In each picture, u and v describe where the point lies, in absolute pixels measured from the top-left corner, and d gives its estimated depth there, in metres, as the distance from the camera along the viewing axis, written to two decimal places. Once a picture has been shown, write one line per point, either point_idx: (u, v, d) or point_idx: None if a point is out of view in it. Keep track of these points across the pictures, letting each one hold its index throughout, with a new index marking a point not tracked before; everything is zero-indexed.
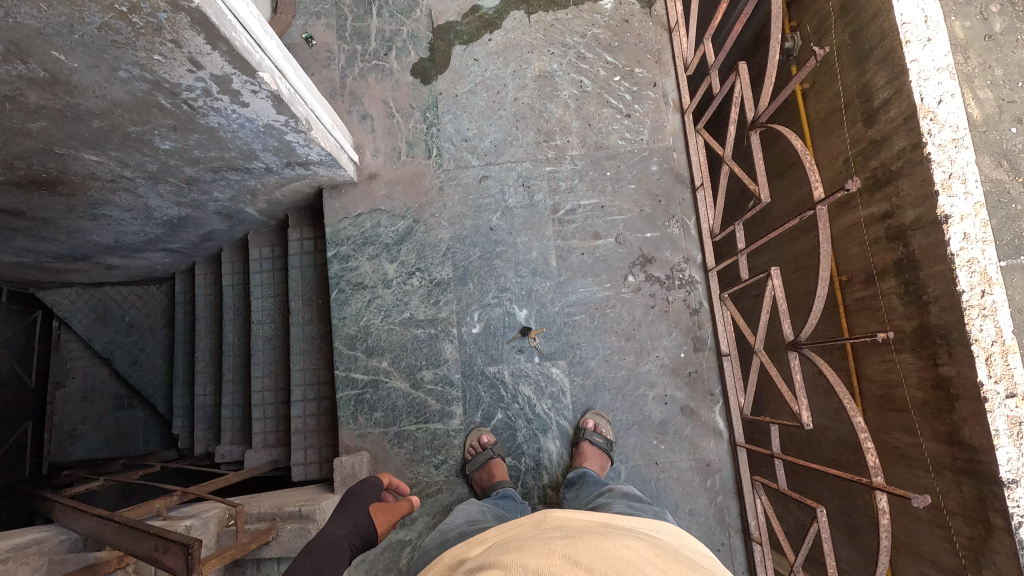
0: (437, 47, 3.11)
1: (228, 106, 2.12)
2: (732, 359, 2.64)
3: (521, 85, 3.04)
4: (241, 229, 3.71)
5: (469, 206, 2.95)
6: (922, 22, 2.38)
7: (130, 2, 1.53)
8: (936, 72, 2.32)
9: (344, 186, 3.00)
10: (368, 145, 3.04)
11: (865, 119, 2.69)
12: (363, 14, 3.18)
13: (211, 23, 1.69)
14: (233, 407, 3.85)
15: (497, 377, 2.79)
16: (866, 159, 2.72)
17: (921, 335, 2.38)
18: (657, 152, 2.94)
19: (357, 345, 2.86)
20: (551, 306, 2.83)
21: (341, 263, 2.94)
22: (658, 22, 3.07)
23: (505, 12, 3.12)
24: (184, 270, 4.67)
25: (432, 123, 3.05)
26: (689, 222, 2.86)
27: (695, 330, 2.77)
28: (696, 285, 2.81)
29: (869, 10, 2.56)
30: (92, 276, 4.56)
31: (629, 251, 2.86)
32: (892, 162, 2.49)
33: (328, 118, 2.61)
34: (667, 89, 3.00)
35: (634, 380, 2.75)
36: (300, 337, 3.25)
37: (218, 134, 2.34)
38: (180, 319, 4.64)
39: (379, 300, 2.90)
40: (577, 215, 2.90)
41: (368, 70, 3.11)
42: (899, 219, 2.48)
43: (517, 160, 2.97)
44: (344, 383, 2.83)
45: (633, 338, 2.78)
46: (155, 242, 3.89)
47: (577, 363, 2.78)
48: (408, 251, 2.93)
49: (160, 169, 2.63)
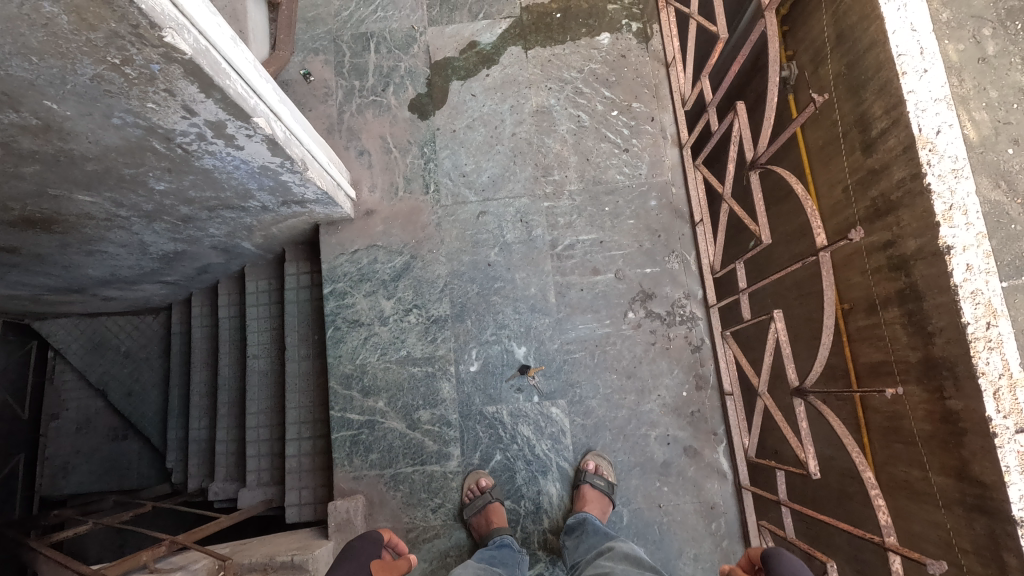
0: (435, 83, 3.12)
1: (222, 149, 2.09)
2: (736, 398, 2.59)
3: (518, 120, 3.04)
4: (238, 263, 3.69)
5: (467, 242, 2.92)
6: (917, 54, 2.37)
7: (123, 55, 1.51)
8: (933, 102, 2.32)
9: (341, 222, 2.98)
10: (365, 181, 3.03)
11: (864, 149, 2.69)
12: (361, 50, 3.19)
13: (203, 73, 1.67)
14: (228, 442, 3.79)
15: (495, 418, 2.73)
16: (866, 187, 2.71)
17: (927, 367, 2.34)
18: (656, 187, 2.92)
19: (353, 384, 2.81)
20: (550, 344, 2.79)
21: (337, 300, 2.91)
22: (655, 57, 3.08)
23: (502, 47, 3.13)
24: (182, 300, 4.62)
25: (429, 159, 3.04)
26: (689, 257, 2.83)
27: (697, 367, 2.72)
28: (698, 321, 2.77)
29: (864, 42, 2.59)
30: (88, 307, 4.51)
31: (629, 286, 2.82)
32: (892, 192, 2.49)
33: (325, 157, 2.59)
34: (665, 124, 2.99)
35: (635, 420, 2.69)
36: (295, 374, 3.20)
37: (213, 176, 2.32)
38: (177, 350, 4.58)
39: (375, 338, 2.86)
40: (576, 250, 2.87)
41: (365, 105, 3.11)
42: (900, 249, 2.46)
43: (515, 195, 2.95)
44: (340, 424, 2.77)
45: (634, 376, 2.73)
46: (150, 275, 3.87)
47: (577, 403, 2.72)
48: (405, 288, 2.89)
49: (155, 208, 2.62)
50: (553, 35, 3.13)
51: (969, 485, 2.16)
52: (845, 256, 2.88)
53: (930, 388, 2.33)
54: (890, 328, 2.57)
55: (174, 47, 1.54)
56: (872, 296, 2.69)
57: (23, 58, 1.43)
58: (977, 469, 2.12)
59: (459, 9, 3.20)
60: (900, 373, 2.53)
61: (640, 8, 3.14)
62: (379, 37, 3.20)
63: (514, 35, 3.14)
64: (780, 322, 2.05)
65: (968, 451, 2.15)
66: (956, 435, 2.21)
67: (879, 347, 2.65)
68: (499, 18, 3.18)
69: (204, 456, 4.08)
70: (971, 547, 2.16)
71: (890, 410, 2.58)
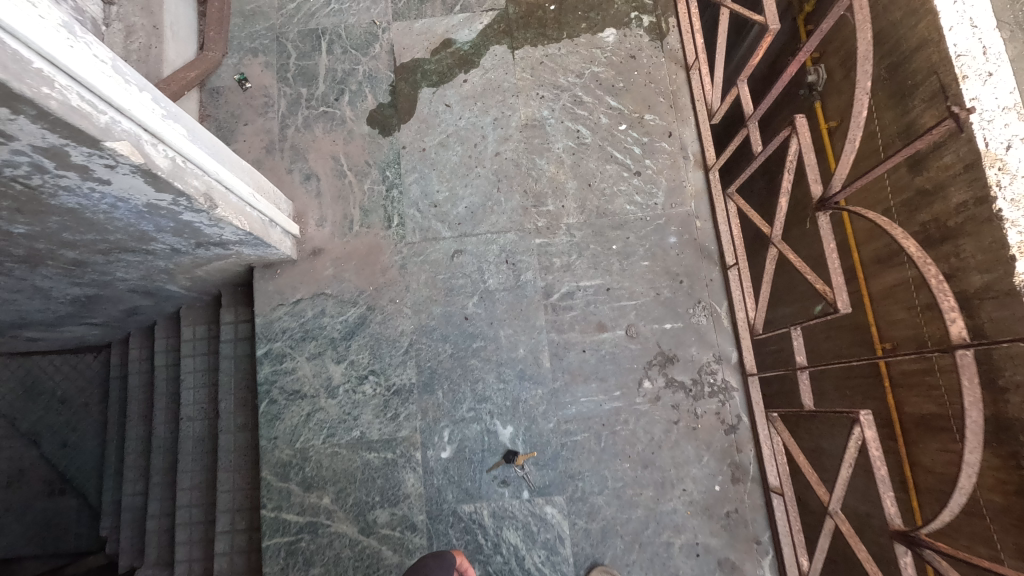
0: (400, 90, 2.52)
1: (81, 184, 1.47)
2: (785, 498, 1.99)
3: (503, 135, 2.45)
4: (169, 306, 3.07)
5: (439, 289, 2.31)
6: (980, 54, 1.95)
7: None
8: (1000, 112, 1.88)
9: (281, 264, 2.37)
10: (312, 212, 2.43)
11: (909, 165, 2.22)
12: (310, 50, 2.60)
13: None
14: (159, 519, 3.16)
15: (472, 521, 2.12)
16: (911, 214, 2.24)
17: (995, 430, 1.90)
18: (675, 220, 2.33)
19: (291, 476, 2.20)
20: (544, 422, 2.18)
21: (274, 365, 2.30)
22: (672, 58, 2.50)
23: (484, 47, 2.54)
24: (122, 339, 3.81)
25: (393, 184, 2.44)
26: (719, 309, 2.23)
27: (732, 454, 2.12)
28: (732, 393, 2.17)
29: (913, 42, 2.15)
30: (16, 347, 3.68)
31: (644, 347, 2.22)
32: (948, 218, 2.05)
33: (247, 188, 1.98)
34: (685, 140, 2.40)
35: (654, 524, 2.08)
36: (228, 449, 2.58)
37: (86, 215, 1.69)
38: (115, 398, 3.79)
39: (321, 414, 2.24)
40: (576, 300, 2.27)
41: (314, 118, 2.52)
42: (960, 285, 2.03)
43: (499, 230, 2.35)
44: (273, 527, 2.16)
45: (651, 465, 2.12)
46: (68, 319, 3.24)
47: (579, 501, 2.11)
48: (359, 349, 2.29)
49: (28, 254, 1.99)
50: (546, 32, 2.54)
51: None
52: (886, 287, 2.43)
53: (1002, 454, 1.88)
54: (945, 377, 2.13)
55: None
56: (920, 338, 2.25)
57: None
58: None
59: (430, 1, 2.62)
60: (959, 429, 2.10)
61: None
62: (332, 34, 2.61)
63: (498, 32, 2.55)
64: (866, 428, 1.50)
65: None
66: None
67: (931, 400, 2.20)
68: (479, 11, 2.59)
69: (135, 530, 3.44)
70: None
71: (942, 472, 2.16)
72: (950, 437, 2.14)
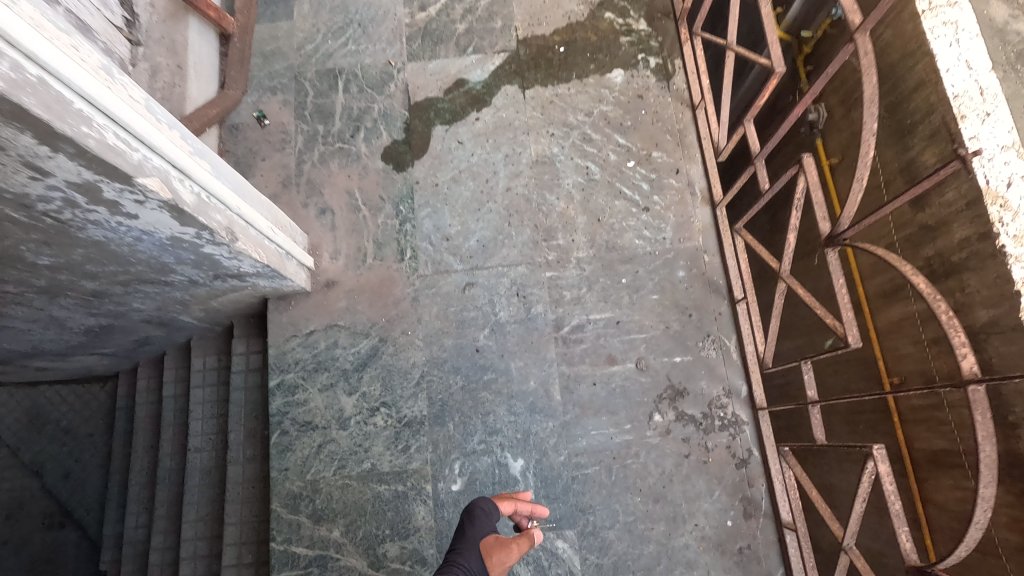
0: (414, 127, 2.60)
1: (109, 218, 1.54)
2: (798, 535, 1.96)
3: (514, 171, 2.51)
4: (179, 337, 3.09)
5: (450, 322, 2.34)
6: (977, 95, 2.07)
7: None
8: (1000, 151, 1.97)
9: (294, 296, 2.40)
10: (327, 246, 2.47)
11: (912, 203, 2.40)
12: (327, 89, 2.68)
13: (36, 118, 1.10)
14: (162, 552, 3.13)
15: None
16: (917, 247, 2.41)
17: (1014, 469, 1.92)
18: (683, 254, 2.36)
19: (301, 508, 2.20)
20: (555, 456, 2.18)
21: (285, 396, 2.31)
22: (678, 97, 2.57)
23: (495, 86, 2.63)
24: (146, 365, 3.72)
25: (406, 219, 2.49)
26: (728, 342, 2.25)
27: (743, 489, 2.11)
28: (743, 427, 2.17)
29: (910, 80, 2.30)
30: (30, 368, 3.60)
31: (654, 380, 2.23)
32: (954, 253, 2.19)
33: (264, 221, 2.04)
34: (692, 177, 2.46)
35: (666, 559, 2.08)
36: (237, 480, 2.59)
37: (110, 248, 1.77)
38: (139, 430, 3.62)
39: (331, 446, 2.25)
40: (586, 333, 2.29)
41: (331, 154, 2.59)
42: (971, 320, 2.14)
43: (510, 264, 2.39)
44: (281, 561, 2.16)
45: (663, 500, 2.12)
46: (79, 347, 3.28)
47: (591, 535, 2.11)
48: (370, 380, 2.30)
49: (51, 284, 2.07)
50: (556, 72, 2.63)
51: None
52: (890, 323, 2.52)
53: (1015, 491, 1.92)
54: (956, 413, 2.16)
55: None
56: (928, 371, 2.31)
57: None
58: None
59: (444, 42, 2.72)
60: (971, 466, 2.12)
61: (659, 40, 2.65)
62: (349, 74, 2.70)
63: (510, 72, 2.64)
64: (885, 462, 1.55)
65: None
66: None
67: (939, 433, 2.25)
68: (492, 52, 2.68)
69: (137, 563, 3.43)
70: None
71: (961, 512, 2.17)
72: (960, 476, 2.16)
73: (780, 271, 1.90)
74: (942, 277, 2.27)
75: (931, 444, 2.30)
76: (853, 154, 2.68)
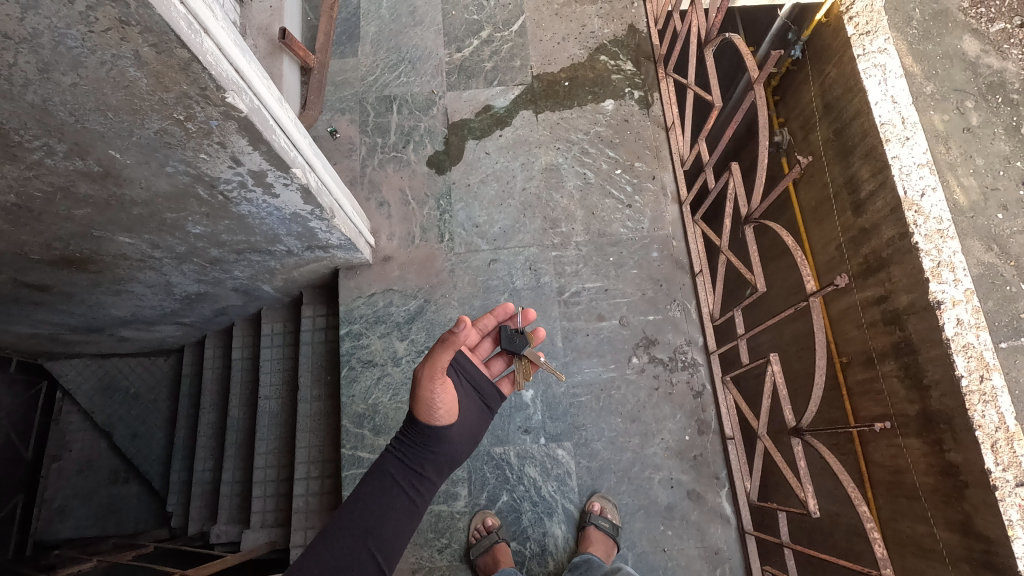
0: (452, 141, 3.36)
1: (260, 197, 2.31)
2: (737, 443, 2.71)
3: (529, 176, 3.26)
4: (252, 307, 3.78)
5: (479, 287, 3.07)
6: (899, 123, 3.03)
7: (204, 93, 1.70)
8: (917, 168, 2.94)
9: (359, 267, 3.15)
10: (384, 230, 3.21)
11: (854, 210, 3.31)
12: (384, 111, 3.46)
13: (255, 129, 1.92)
14: (232, 484, 3.64)
15: (502, 459, 2.81)
16: (859, 244, 3.30)
17: (926, 421, 2.81)
18: (657, 240, 3.11)
19: (365, 424, 2.92)
20: (557, 387, 2.89)
21: (353, 341, 3.04)
22: (656, 121, 3.34)
23: (515, 111, 3.40)
24: (196, 341, 4.28)
25: (445, 210, 3.23)
26: (689, 305, 2.99)
27: (698, 412, 2.83)
28: (698, 367, 2.90)
29: (851, 110, 3.26)
30: (101, 348, 4.11)
31: (632, 332, 2.96)
32: (883, 249, 3.07)
33: (348, 206, 2.83)
34: (665, 182, 3.22)
35: (639, 463, 2.78)
36: (307, 413, 3.30)
37: (247, 222, 2.51)
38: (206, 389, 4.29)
39: (388, 378, 2.98)
40: (582, 297, 3.03)
41: (387, 161, 3.35)
42: (893, 304, 3.00)
43: (525, 245, 3.13)
44: (350, 462, 2.87)
45: (638, 420, 2.84)
46: (169, 316, 3.66)
47: (583, 445, 2.82)
48: (418, 329, 3.03)
49: (187, 251, 2.72)
50: (562, 101, 3.40)
51: (974, 539, 2.54)
52: (841, 310, 3.49)
53: (931, 441, 2.78)
54: (888, 382, 3.08)
55: (233, 106, 1.79)
56: (868, 348, 3.24)
57: (100, 112, 1.67)
58: (981, 523, 2.50)
59: (476, 77, 3.50)
60: (900, 428, 2.99)
61: (642, 77, 3.42)
62: (402, 99, 3.48)
63: (526, 100, 3.42)
64: (776, 366, 2.25)
65: (970, 504, 2.55)
66: (960, 490, 2.61)
67: (875, 397, 3.18)
68: (512, 84, 3.47)
69: (207, 498, 3.80)
70: (964, 557, 2.59)
71: (893, 463, 3.06)
72: (891, 435, 3.05)
73: (720, 246, 2.67)
74: (877, 270, 3.13)
75: (868, 401, 3.25)
76: (814, 169, 3.69)
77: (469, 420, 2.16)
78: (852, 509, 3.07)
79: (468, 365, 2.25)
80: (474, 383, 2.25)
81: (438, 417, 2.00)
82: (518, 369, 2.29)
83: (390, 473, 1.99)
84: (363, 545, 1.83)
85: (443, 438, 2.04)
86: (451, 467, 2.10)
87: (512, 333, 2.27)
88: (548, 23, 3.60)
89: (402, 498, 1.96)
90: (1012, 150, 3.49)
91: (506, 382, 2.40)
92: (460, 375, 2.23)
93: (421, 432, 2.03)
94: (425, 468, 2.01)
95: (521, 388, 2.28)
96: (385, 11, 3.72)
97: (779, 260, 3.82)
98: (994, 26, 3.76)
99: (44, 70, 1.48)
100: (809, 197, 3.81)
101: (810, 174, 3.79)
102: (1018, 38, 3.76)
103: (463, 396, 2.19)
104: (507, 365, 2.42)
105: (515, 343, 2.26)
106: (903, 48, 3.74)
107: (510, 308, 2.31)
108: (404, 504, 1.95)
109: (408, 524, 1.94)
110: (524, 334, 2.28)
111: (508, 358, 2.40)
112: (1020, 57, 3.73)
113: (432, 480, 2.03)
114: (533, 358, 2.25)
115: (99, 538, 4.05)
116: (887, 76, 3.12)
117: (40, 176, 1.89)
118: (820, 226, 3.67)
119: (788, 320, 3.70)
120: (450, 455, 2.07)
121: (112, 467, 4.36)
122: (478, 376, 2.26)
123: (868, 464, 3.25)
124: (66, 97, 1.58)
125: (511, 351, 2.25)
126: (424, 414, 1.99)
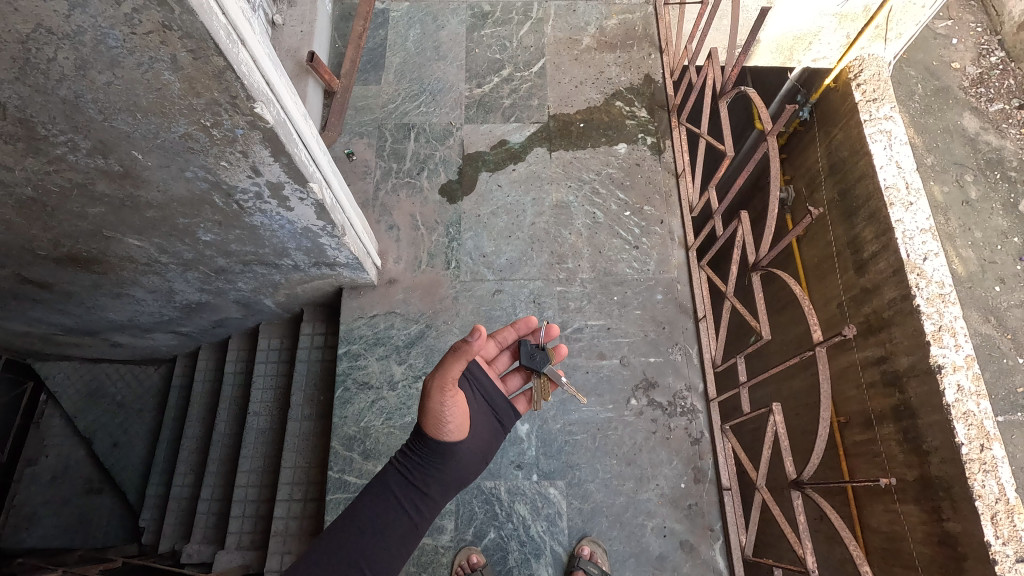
0: (466, 171, 3.42)
1: (275, 209, 2.34)
2: (733, 493, 2.64)
3: (539, 212, 3.30)
4: (250, 321, 3.75)
5: (481, 316, 3.06)
6: (903, 188, 3.11)
7: (233, 100, 1.74)
8: (920, 233, 3.00)
9: (363, 288, 3.15)
10: (391, 253, 3.22)
11: (856, 269, 3.34)
12: (402, 138, 3.54)
13: (278, 141, 1.95)
14: (211, 501, 3.51)
15: (492, 493, 2.74)
16: (860, 304, 3.31)
17: (924, 488, 2.75)
18: (662, 283, 3.13)
19: (355, 447, 2.86)
20: (553, 424, 2.85)
21: (350, 361, 3.02)
22: (667, 167, 3.40)
23: (529, 147, 3.48)
24: (188, 352, 4.22)
25: (454, 238, 3.25)
26: (691, 350, 2.99)
27: (695, 460, 2.78)
28: (697, 413, 2.86)
29: (856, 172, 3.34)
30: (92, 352, 4.05)
31: (632, 373, 2.94)
32: (884, 309, 3.07)
33: (359, 226, 2.86)
34: (672, 227, 3.26)
35: (632, 508, 2.71)
36: (296, 432, 3.23)
37: (257, 233, 2.51)
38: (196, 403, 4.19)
39: (382, 402, 2.93)
40: (584, 335, 3.02)
41: (401, 186, 3.40)
42: (893, 365, 2.99)
43: (530, 278, 3.14)
44: (336, 485, 2.79)
45: (633, 463, 2.78)
46: (166, 324, 3.63)
47: (576, 486, 2.75)
48: (417, 355, 3.01)
49: (194, 257, 2.70)
50: (576, 141, 3.48)
51: None
52: (842, 369, 3.46)
53: (929, 507, 2.72)
54: (886, 445, 3.02)
55: (260, 117, 1.83)
56: (867, 410, 3.20)
57: (129, 113, 1.70)
58: None
59: (494, 112, 3.59)
60: (898, 493, 2.93)
61: (655, 125, 3.51)
62: (420, 128, 3.56)
63: (541, 138, 3.50)
64: (778, 416, 2.19)
65: None
66: (957, 561, 2.54)
67: (873, 461, 3.11)
68: (528, 122, 3.55)
69: (183, 516, 3.64)
70: None
71: (888, 530, 2.97)
72: (887, 499, 2.98)
73: (725, 291, 2.67)
74: (877, 330, 3.13)
75: (865, 464, 3.16)
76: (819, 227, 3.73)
77: (480, 437, 2.12)
78: (846, 572, 2.98)
79: (483, 379, 2.23)
80: (488, 399, 2.23)
81: (447, 431, 1.96)
82: (536, 388, 2.27)
83: (392, 490, 1.94)
84: (353, 563, 1.75)
85: (451, 455, 1.99)
86: (457, 487, 2.03)
87: (533, 349, 2.26)
88: (567, 67, 3.73)
89: (401, 516, 1.90)
90: (1010, 225, 3.65)
91: (522, 399, 2.37)
92: (475, 389, 2.21)
93: (428, 448, 1.99)
94: (429, 487, 1.95)
95: (537, 406, 2.27)
96: (411, 44, 3.85)
97: (783, 313, 3.83)
98: (993, 106, 3.99)
99: (80, 67, 1.52)
100: (812, 253, 3.82)
101: (814, 232, 3.82)
102: (1016, 119, 3.96)
103: (477, 412, 2.16)
104: (524, 382, 2.40)
105: (535, 359, 2.25)
106: (906, 120, 4.00)
107: (532, 323, 2.31)
108: (403, 522, 1.89)
109: (405, 545, 1.87)
110: (544, 351, 2.27)
111: (526, 374, 2.39)
112: (1018, 136, 3.92)
113: (434, 500, 1.97)
114: (553, 376, 2.23)
115: (65, 550, 3.87)
116: (893, 142, 3.22)
117: (59, 171, 1.91)
118: (822, 283, 3.68)
119: (790, 372, 3.69)
120: (456, 475, 2.01)
121: (87, 477, 4.20)
122: (493, 391, 2.24)
123: (863, 529, 3.15)
124: (98, 95, 1.61)
125: (531, 368, 2.24)
126: (432, 428, 1.95)
